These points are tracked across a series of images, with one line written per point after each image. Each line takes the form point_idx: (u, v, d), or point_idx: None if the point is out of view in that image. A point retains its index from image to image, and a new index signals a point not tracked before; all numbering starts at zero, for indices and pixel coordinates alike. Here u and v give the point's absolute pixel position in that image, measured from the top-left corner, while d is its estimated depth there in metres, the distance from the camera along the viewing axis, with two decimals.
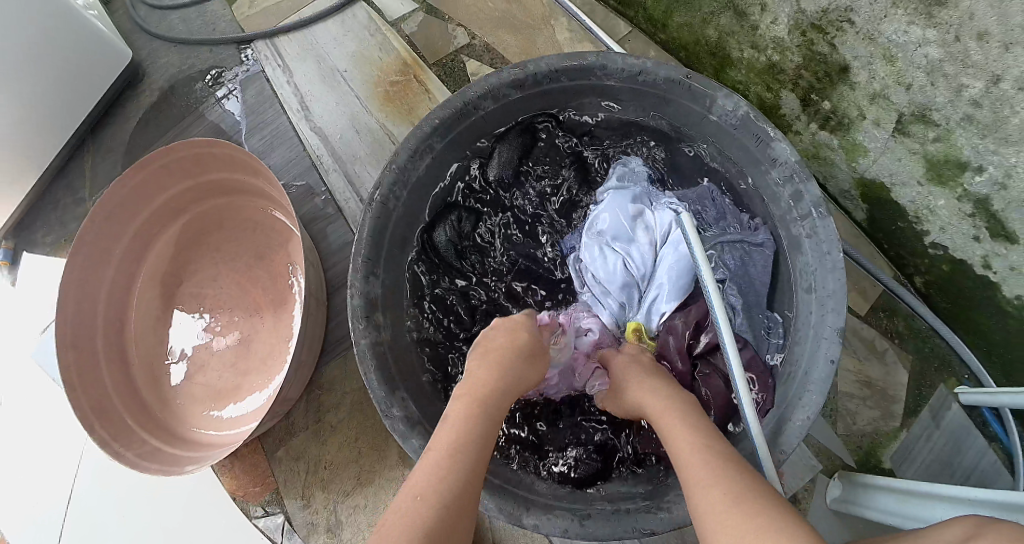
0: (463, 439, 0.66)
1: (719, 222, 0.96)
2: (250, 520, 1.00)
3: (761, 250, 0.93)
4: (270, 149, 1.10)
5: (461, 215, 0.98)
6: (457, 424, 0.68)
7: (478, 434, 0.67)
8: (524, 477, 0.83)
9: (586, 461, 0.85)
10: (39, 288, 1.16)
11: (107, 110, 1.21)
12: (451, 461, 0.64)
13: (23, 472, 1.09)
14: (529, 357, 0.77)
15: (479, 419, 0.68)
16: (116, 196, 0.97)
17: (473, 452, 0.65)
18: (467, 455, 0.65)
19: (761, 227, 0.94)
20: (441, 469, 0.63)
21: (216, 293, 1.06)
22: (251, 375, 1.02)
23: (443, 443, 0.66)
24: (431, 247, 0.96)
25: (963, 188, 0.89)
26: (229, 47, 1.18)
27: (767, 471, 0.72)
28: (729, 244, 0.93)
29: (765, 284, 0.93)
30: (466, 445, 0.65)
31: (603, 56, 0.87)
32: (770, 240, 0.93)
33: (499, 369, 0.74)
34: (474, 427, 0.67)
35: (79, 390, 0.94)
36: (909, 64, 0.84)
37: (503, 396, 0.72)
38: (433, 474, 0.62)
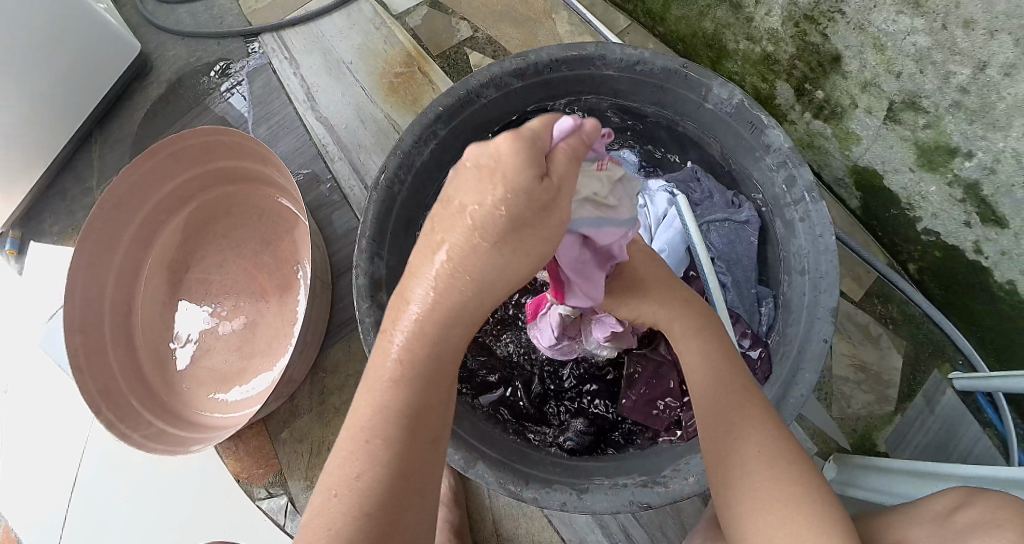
0: (382, 411, 0.52)
1: (706, 202, 1.01)
2: (254, 502, 1.02)
3: (747, 228, 0.98)
4: (276, 138, 1.13)
5: None
6: (378, 392, 0.53)
7: (406, 399, 0.52)
8: (531, 452, 0.85)
9: (582, 436, 0.90)
10: (46, 275, 1.18)
11: (116, 102, 1.23)
12: (374, 441, 0.52)
13: (28, 456, 1.11)
14: (513, 234, 0.51)
15: (407, 382, 0.52)
16: (126, 183, 0.99)
17: (398, 424, 0.52)
18: (390, 429, 0.52)
19: (745, 205, 0.99)
20: (360, 454, 0.52)
21: (222, 279, 1.08)
22: (256, 358, 1.04)
23: (365, 413, 0.53)
24: None
25: (953, 173, 0.91)
26: (236, 40, 1.21)
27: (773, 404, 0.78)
28: (714, 223, 0.99)
29: (751, 260, 0.99)
30: (384, 416, 0.52)
31: (602, 47, 0.90)
32: (754, 217, 0.98)
33: (429, 302, 0.53)
34: (401, 395, 0.52)
35: (86, 372, 0.96)
36: (898, 52, 0.87)
37: (442, 343, 0.53)
38: (354, 466, 0.52)
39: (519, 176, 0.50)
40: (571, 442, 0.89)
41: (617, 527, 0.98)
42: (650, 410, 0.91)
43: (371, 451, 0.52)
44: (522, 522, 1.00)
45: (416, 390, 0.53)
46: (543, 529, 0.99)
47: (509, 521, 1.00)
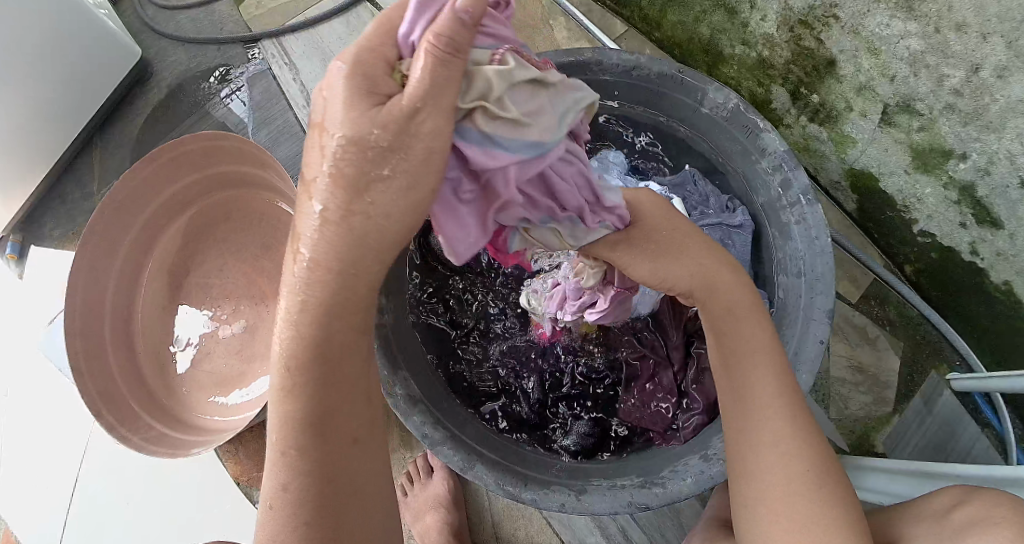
0: (288, 426, 0.54)
1: (703, 206, 1.01)
2: (253, 504, 1.03)
3: (741, 232, 0.98)
4: (276, 143, 1.14)
5: None
6: (277, 408, 0.54)
7: (304, 406, 0.53)
8: (531, 454, 0.85)
9: (585, 437, 0.90)
10: (46, 278, 1.19)
11: (116, 107, 1.24)
12: (290, 454, 0.54)
13: (28, 459, 1.11)
14: (360, 197, 0.48)
15: (295, 393, 0.53)
16: (127, 187, 1.00)
17: (306, 432, 0.54)
18: (299, 439, 0.53)
19: (738, 209, 0.99)
20: (283, 468, 0.54)
21: (223, 283, 1.09)
22: (255, 362, 1.05)
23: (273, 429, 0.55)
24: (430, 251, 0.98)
25: (948, 175, 0.92)
26: (236, 46, 1.22)
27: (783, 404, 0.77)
28: (710, 227, 0.98)
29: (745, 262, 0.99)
30: (291, 429, 0.54)
31: (599, 52, 0.90)
32: (748, 221, 0.98)
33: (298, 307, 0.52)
34: (298, 405, 0.53)
35: (86, 375, 0.96)
36: (893, 56, 0.88)
37: (317, 348, 0.53)
38: (281, 479, 0.54)
39: (349, 120, 0.47)
40: (574, 445, 0.89)
41: (616, 530, 0.98)
42: (654, 410, 0.90)
43: (290, 463, 0.54)
44: (520, 524, 1.00)
45: (309, 397, 0.53)
46: (541, 531, 0.99)
47: (507, 523, 1.00)
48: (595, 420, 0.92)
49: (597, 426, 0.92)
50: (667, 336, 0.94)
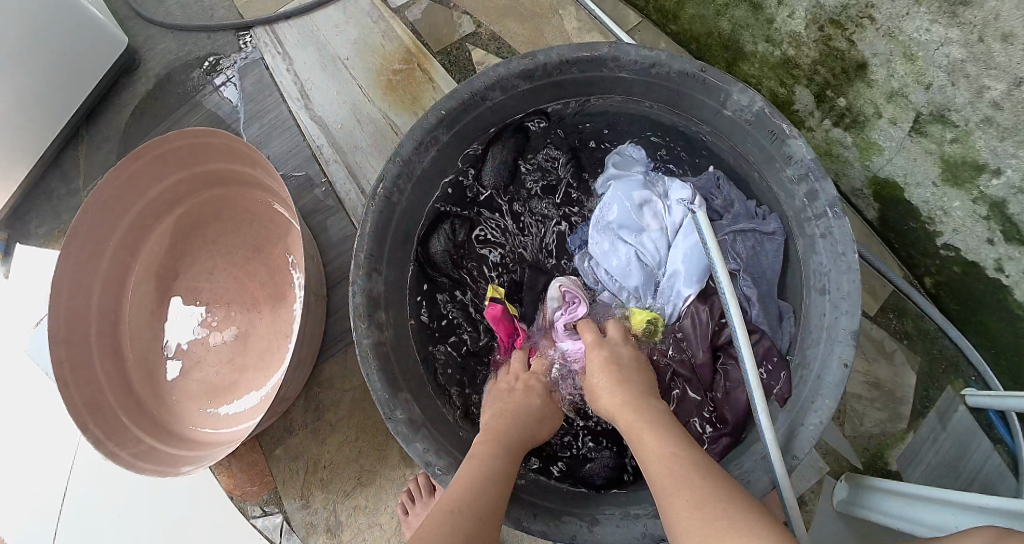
0: (477, 475, 0.67)
1: (727, 213, 0.95)
2: (248, 519, 0.98)
3: (774, 239, 0.92)
4: (269, 139, 1.07)
5: (455, 223, 0.96)
6: (475, 462, 0.69)
7: (491, 475, 0.67)
8: (549, 486, 0.82)
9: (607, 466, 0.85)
10: (33, 280, 1.13)
11: (102, 97, 1.17)
12: (465, 497, 0.63)
13: (17, 469, 1.07)
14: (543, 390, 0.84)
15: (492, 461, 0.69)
16: (108, 187, 0.94)
17: (487, 492, 0.65)
18: (477, 491, 0.64)
19: (770, 214, 0.93)
20: (455, 505, 0.62)
21: (213, 287, 1.03)
22: (249, 372, 0.99)
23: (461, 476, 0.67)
24: (429, 260, 0.93)
25: (978, 190, 0.87)
26: (227, 33, 1.14)
27: (778, 469, 0.72)
28: (739, 232, 0.92)
29: (776, 272, 0.92)
30: (480, 484, 0.65)
31: (616, 48, 0.83)
32: (781, 228, 0.92)
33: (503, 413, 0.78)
34: (490, 465, 0.68)
35: (72, 387, 0.92)
36: (930, 63, 0.82)
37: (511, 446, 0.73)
38: (446, 512, 0.60)
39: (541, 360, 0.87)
40: (599, 476, 0.84)
41: None
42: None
43: (461, 501, 0.62)
44: None
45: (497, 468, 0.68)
46: None
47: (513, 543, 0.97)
48: (615, 447, 0.86)
49: (620, 457, 0.85)
50: (693, 355, 0.88)
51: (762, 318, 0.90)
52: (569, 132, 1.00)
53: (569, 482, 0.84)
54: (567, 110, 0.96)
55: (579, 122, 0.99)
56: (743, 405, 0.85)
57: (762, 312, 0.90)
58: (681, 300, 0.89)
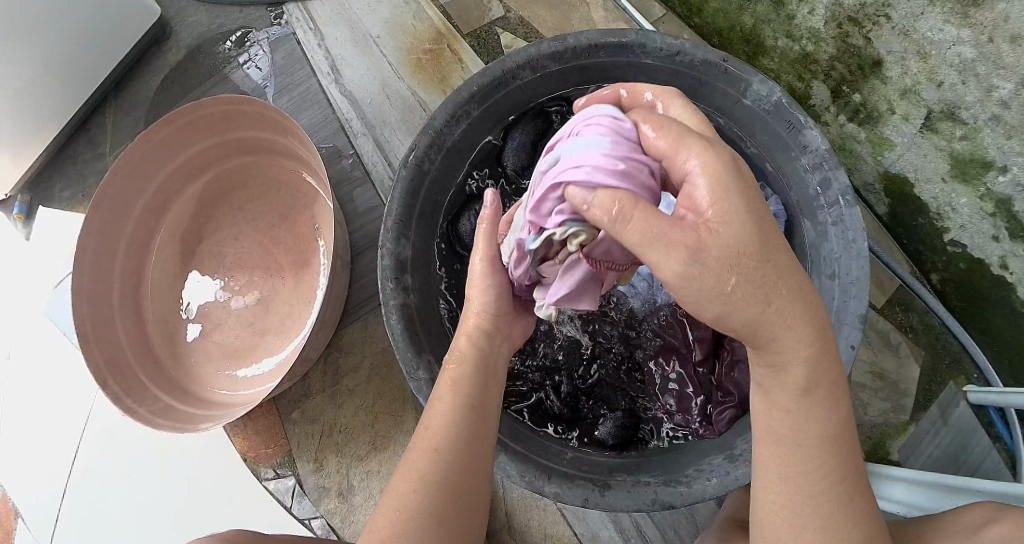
0: (450, 403, 0.67)
1: None
2: (260, 481, 1.00)
3: (774, 221, 0.96)
4: (298, 111, 1.10)
5: (486, 204, 0.97)
6: (446, 386, 0.69)
7: (457, 425, 0.65)
8: (566, 451, 0.84)
9: (619, 427, 0.86)
10: (54, 241, 1.15)
11: (132, 65, 1.19)
12: (428, 453, 0.63)
13: (29, 425, 1.08)
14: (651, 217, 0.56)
15: (463, 383, 0.69)
16: (140, 150, 0.97)
17: (454, 445, 0.64)
18: (450, 421, 0.65)
19: (772, 198, 0.96)
20: (432, 446, 0.64)
21: (237, 253, 1.05)
22: (268, 336, 1.01)
23: (435, 405, 0.68)
24: (457, 237, 0.95)
25: (985, 187, 0.91)
26: (259, 8, 1.16)
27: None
28: None
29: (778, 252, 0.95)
30: (449, 414, 0.66)
31: (643, 35, 0.87)
32: (781, 211, 0.95)
33: (476, 332, 0.75)
34: (459, 387, 0.68)
35: (93, 343, 0.94)
36: (942, 62, 0.85)
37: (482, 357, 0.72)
38: (416, 475, 0.62)
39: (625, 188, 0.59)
40: (610, 437, 0.86)
41: (629, 523, 0.98)
42: (685, 409, 0.86)
43: (427, 458, 0.63)
44: (533, 513, 1.00)
45: (470, 387, 0.69)
46: (556, 523, 0.99)
47: (520, 511, 1.00)
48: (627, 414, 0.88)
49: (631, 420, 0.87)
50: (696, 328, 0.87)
51: None
52: None
53: (584, 446, 0.86)
54: (588, 96, 0.99)
55: None
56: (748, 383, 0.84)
57: None
58: None
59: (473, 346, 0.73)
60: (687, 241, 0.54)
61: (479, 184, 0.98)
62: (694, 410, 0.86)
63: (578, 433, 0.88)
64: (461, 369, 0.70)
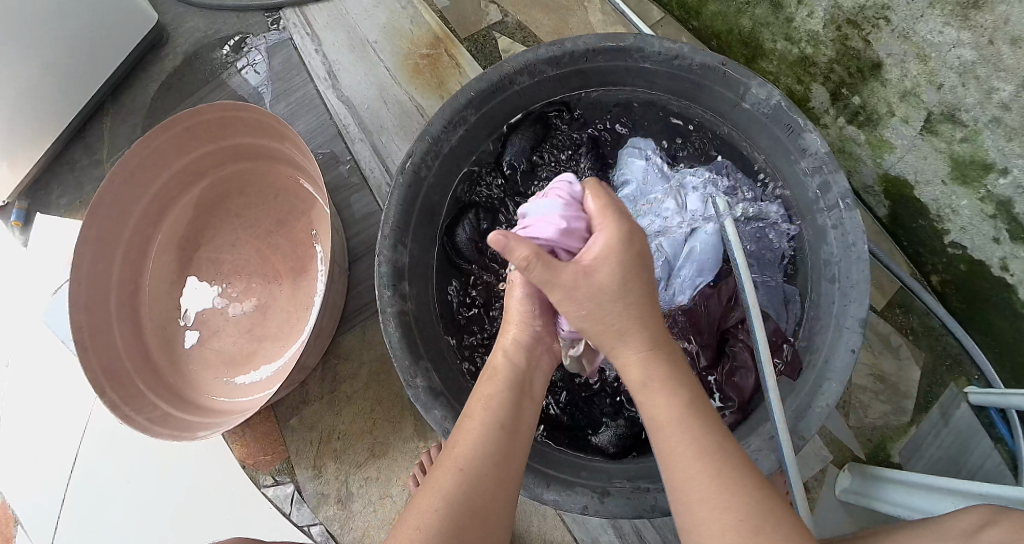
0: (480, 421, 0.66)
1: (738, 199, 0.96)
2: (259, 488, 0.99)
3: (777, 226, 0.96)
4: (295, 117, 1.10)
5: (480, 212, 0.98)
6: (477, 404, 0.69)
7: (486, 446, 0.64)
8: (566, 457, 0.84)
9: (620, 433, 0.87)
10: (52, 248, 1.15)
11: (129, 71, 1.19)
12: (454, 471, 0.63)
13: (27, 433, 1.08)
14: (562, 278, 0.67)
15: (494, 402, 0.68)
16: (137, 156, 0.96)
17: (481, 465, 0.63)
18: (478, 441, 0.65)
19: (773, 203, 0.96)
20: (458, 465, 0.63)
21: (234, 259, 1.05)
22: (266, 343, 1.01)
23: (464, 424, 0.67)
24: (456, 249, 0.95)
25: (986, 189, 0.90)
26: (256, 13, 1.16)
27: (785, 449, 0.74)
28: (745, 222, 0.96)
29: (779, 258, 0.96)
30: (477, 433, 0.65)
31: (641, 39, 0.86)
32: (782, 217, 0.95)
33: (511, 349, 0.74)
34: (490, 407, 0.68)
35: (90, 351, 0.94)
36: (942, 64, 0.85)
37: (516, 377, 0.71)
38: (439, 491, 0.62)
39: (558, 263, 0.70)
40: (611, 444, 0.86)
41: (630, 528, 0.98)
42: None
43: (452, 476, 0.62)
44: (533, 519, 0.99)
45: (501, 408, 0.68)
46: (556, 528, 0.99)
47: (520, 516, 1.00)
48: (629, 419, 0.89)
49: (632, 427, 0.88)
50: (699, 335, 0.92)
51: (767, 303, 0.94)
52: (585, 123, 1.01)
53: (585, 453, 0.86)
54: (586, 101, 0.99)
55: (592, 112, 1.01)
56: (749, 386, 0.89)
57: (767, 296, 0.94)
58: (693, 289, 0.93)
59: (507, 364, 0.72)
60: (566, 283, 0.65)
61: (479, 191, 0.99)
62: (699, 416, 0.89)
63: (582, 437, 0.88)
64: (493, 389, 0.69)
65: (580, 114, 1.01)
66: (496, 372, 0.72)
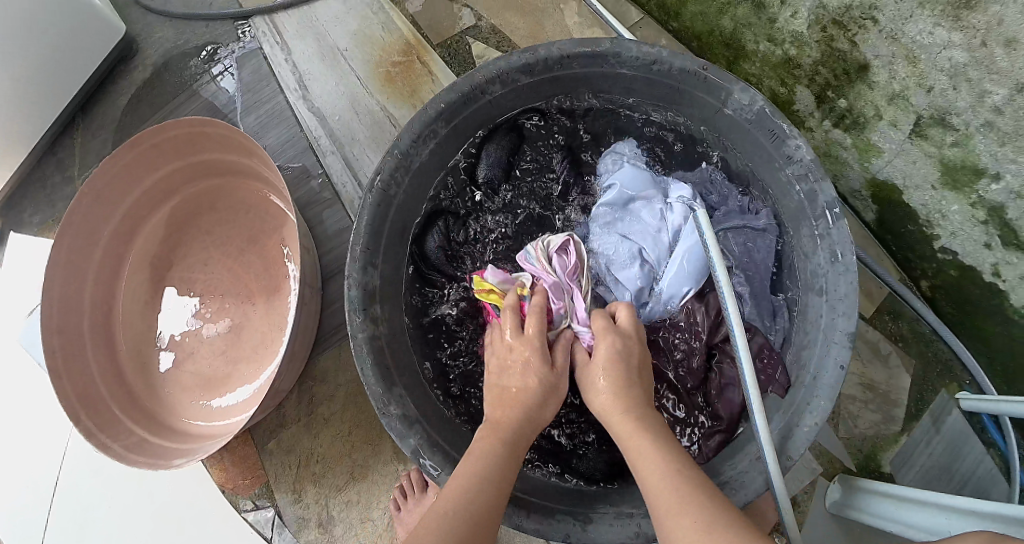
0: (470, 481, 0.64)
1: (722, 208, 0.94)
2: (239, 514, 0.98)
3: (764, 235, 0.92)
4: (265, 130, 1.06)
5: (448, 219, 0.95)
6: (472, 461, 0.66)
7: (475, 504, 0.62)
8: (547, 483, 0.82)
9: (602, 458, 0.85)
10: (26, 269, 1.12)
11: (98, 85, 1.16)
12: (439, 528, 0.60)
13: (6, 459, 1.06)
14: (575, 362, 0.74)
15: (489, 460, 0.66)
16: (103, 176, 0.93)
17: (467, 522, 0.61)
18: (466, 499, 0.63)
19: (761, 210, 0.92)
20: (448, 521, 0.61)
21: (207, 278, 1.02)
22: (242, 364, 0.99)
23: (454, 481, 0.65)
24: (423, 256, 0.92)
25: (977, 195, 0.87)
26: (225, 22, 1.13)
27: (772, 467, 0.72)
28: (731, 230, 0.92)
29: (767, 267, 0.92)
30: (469, 491, 0.63)
31: (618, 43, 0.82)
32: (772, 224, 0.92)
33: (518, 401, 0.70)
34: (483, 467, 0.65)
35: (64, 378, 0.92)
36: (932, 67, 0.81)
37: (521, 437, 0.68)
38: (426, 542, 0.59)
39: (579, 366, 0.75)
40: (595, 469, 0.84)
41: None
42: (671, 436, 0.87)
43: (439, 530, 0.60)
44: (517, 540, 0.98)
45: (495, 466, 0.66)
46: None
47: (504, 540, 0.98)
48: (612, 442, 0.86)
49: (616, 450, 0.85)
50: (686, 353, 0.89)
51: (755, 310, 0.90)
52: (564, 130, 0.98)
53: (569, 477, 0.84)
54: (563, 106, 0.96)
55: (572, 118, 0.97)
56: (738, 402, 0.85)
57: (756, 305, 0.90)
58: (678, 299, 0.89)
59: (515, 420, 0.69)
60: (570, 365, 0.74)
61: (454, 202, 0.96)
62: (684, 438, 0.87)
63: (567, 463, 0.85)
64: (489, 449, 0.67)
65: (559, 121, 0.97)
66: (498, 428, 0.69)
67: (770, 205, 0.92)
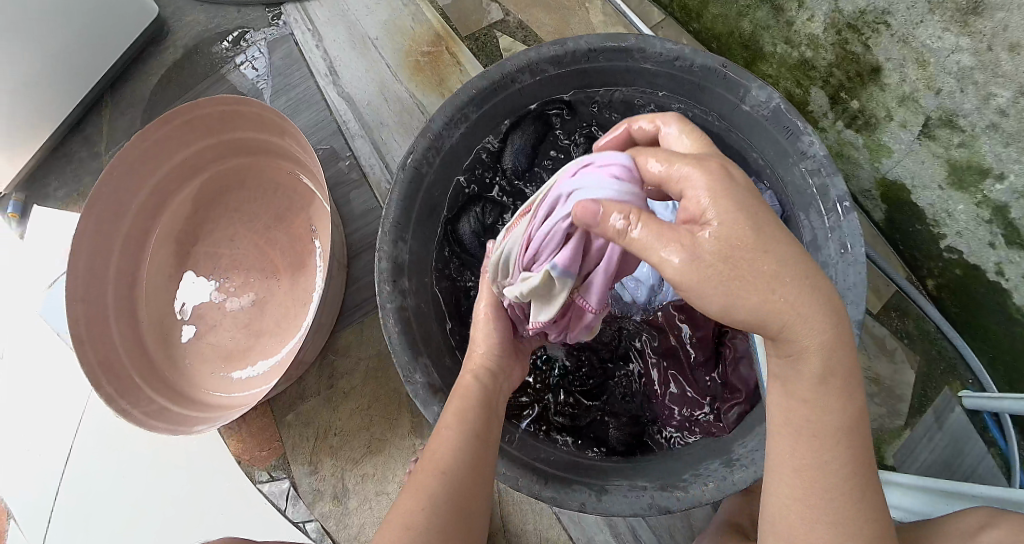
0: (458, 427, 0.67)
1: None
2: (255, 484, 0.99)
3: None
4: (295, 113, 1.10)
5: (486, 207, 0.98)
6: (455, 411, 0.69)
7: (456, 457, 0.65)
8: (561, 455, 0.84)
9: (623, 433, 0.87)
10: (49, 239, 1.14)
11: (129, 64, 1.19)
12: (415, 511, 0.61)
13: (22, 425, 1.07)
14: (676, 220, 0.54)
15: (472, 406, 0.69)
16: (137, 148, 0.96)
17: (459, 466, 0.64)
18: (457, 443, 0.66)
19: (763, 193, 0.95)
20: (439, 467, 0.64)
21: (232, 254, 1.05)
22: (264, 338, 1.01)
23: (441, 430, 0.68)
24: (457, 239, 0.95)
25: (983, 194, 0.91)
26: (257, 8, 1.16)
27: None
28: None
29: None
30: (457, 436, 0.66)
31: (642, 39, 0.87)
32: (774, 206, 0.94)
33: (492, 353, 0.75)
34: (467, 414, 0.68)
35: (87, 343, 0.93)
36: (941, 69, 0.85)
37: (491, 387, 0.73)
38: (419, 500, 0.62)
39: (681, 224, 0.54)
40: (618, 442, 0.87)
41: (625, 529, 0.99)
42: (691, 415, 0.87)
43: (434, 477, 0.63)
44: (529, 518, 1.00)
45: (478, 410, 0.69)
46: (551, 528, 0.99)
47: (516, 517, 1.00)
48: (633, 416, 0.89)
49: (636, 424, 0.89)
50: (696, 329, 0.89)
51: None
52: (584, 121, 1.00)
53: (590, 450, 0.86)
54: (584, 98, 0.98)
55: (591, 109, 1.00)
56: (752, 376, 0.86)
57: None
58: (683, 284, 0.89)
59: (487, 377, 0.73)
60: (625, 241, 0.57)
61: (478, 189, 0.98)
62: (702, 412, 0.87)
63: (583, 439, 0.88)
64: (469, 397, 0.70)
65: (579, 112, 1.00)
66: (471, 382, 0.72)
67: (773, 188, 0.95)
